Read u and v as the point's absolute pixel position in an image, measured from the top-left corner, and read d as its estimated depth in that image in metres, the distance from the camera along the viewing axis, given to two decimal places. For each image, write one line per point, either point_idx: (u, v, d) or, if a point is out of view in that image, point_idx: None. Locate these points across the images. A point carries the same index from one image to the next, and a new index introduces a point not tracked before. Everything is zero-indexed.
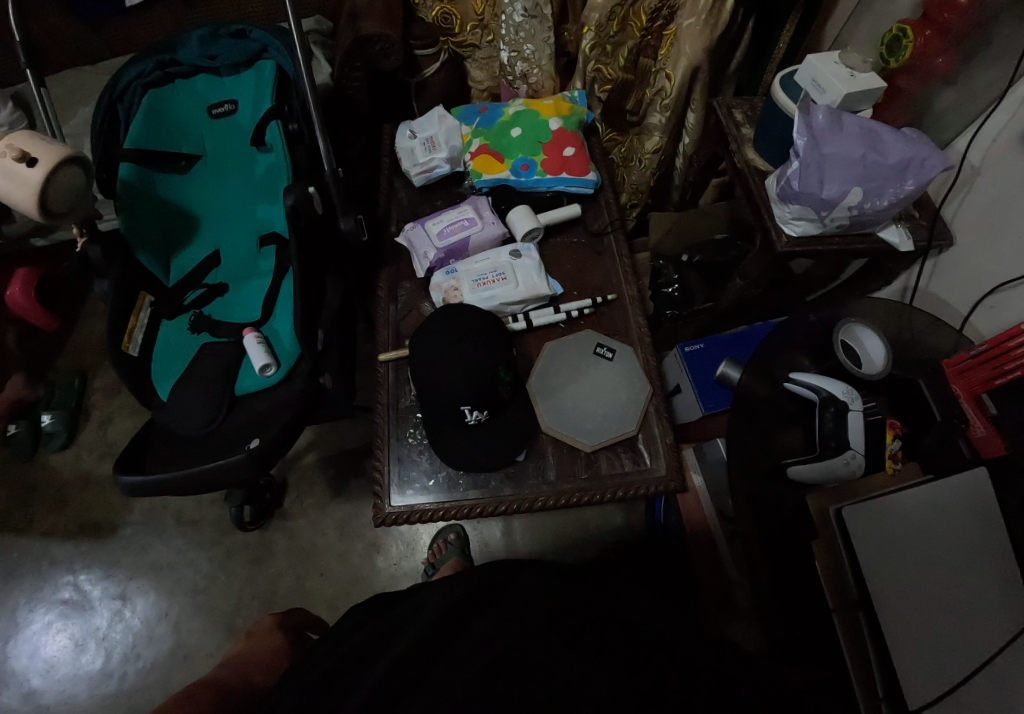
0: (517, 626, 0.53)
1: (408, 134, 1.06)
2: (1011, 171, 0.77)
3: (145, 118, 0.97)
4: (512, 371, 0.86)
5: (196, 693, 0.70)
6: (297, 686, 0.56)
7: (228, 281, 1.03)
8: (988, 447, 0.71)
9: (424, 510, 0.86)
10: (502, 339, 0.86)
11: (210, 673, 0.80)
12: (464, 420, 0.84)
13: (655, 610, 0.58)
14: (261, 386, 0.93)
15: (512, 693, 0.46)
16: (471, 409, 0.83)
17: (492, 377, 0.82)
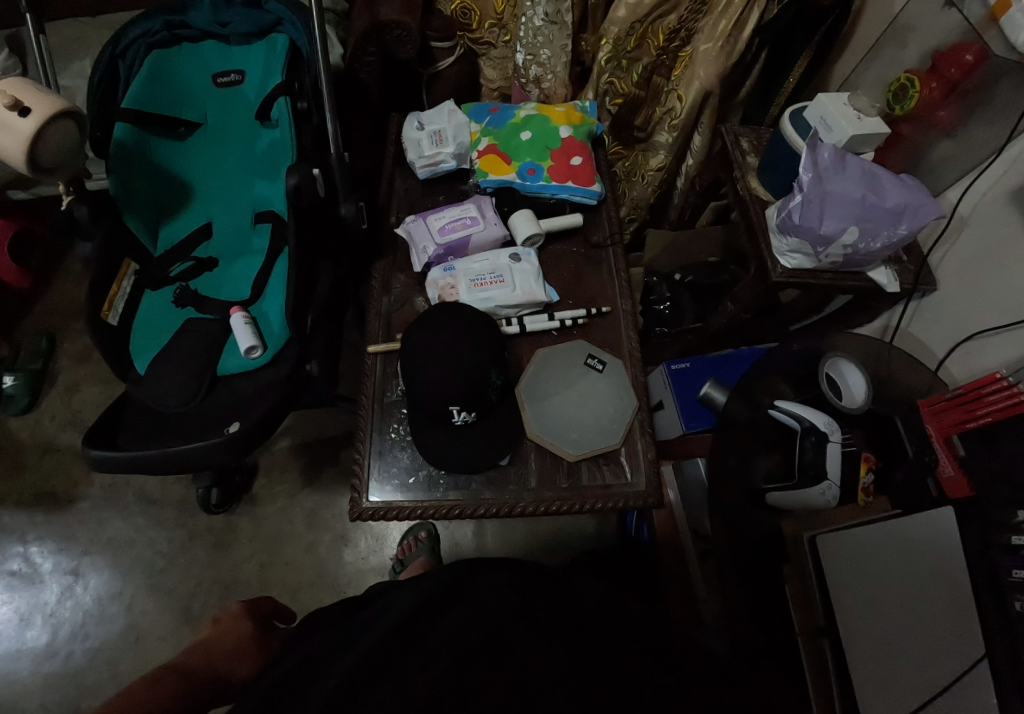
0: (494, 617, 0.53)
1: (416, 125, 1.04)
2: (997, 226, 0.81)
3: (148, 78, 0.93)
4: (504, 375, 0.87)
5: (164, 677, 0.68)
6: (264, 681, 0.55)
7: (218, 256, 1.01)
8: (955, 488, 0.70)
9: (403, 507, 0.85)
10: (496, 341, 0.86)
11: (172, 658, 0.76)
12: (452, 421, 0.84)
13: (635, 623, 0.58)
14: (244, 368, 0.91)
15: (486, 687, 0.46)
16: (459, 411, 0.82)
17: (484, 379, 0.82)
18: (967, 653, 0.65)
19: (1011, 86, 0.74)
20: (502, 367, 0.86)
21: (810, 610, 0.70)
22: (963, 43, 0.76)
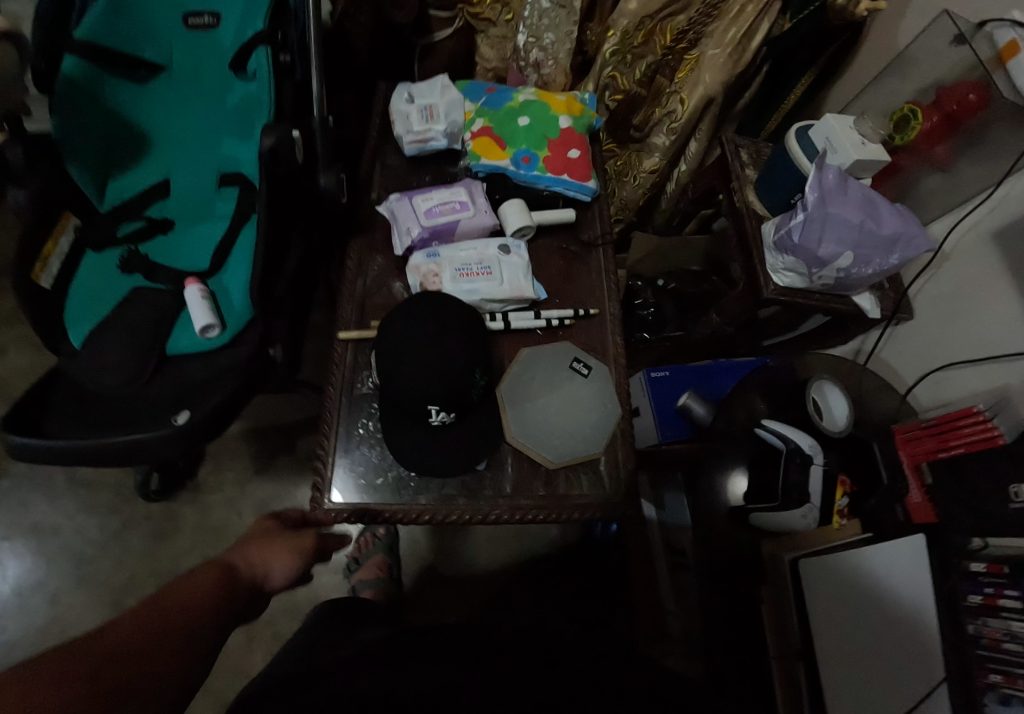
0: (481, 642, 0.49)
1: (405, 97, 0.97)
2: (976, 266, 0.85)
3: (106, 7, 0.80)
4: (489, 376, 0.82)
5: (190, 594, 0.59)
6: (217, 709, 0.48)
7: (174, 218, 0.91)
8: (921, 514, 0.73)
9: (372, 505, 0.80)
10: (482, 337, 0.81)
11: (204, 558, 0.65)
12: (429, 421, 0.79)
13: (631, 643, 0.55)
14: (197, 348, 0.82)
15: None
16: (439, 410, 0.77)
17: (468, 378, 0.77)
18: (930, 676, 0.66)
19: (1006, 129, 0.76)
20: (486, 367, 0.81)
21: (788, 635, 0.77)
22: (966, 82, 0.77)
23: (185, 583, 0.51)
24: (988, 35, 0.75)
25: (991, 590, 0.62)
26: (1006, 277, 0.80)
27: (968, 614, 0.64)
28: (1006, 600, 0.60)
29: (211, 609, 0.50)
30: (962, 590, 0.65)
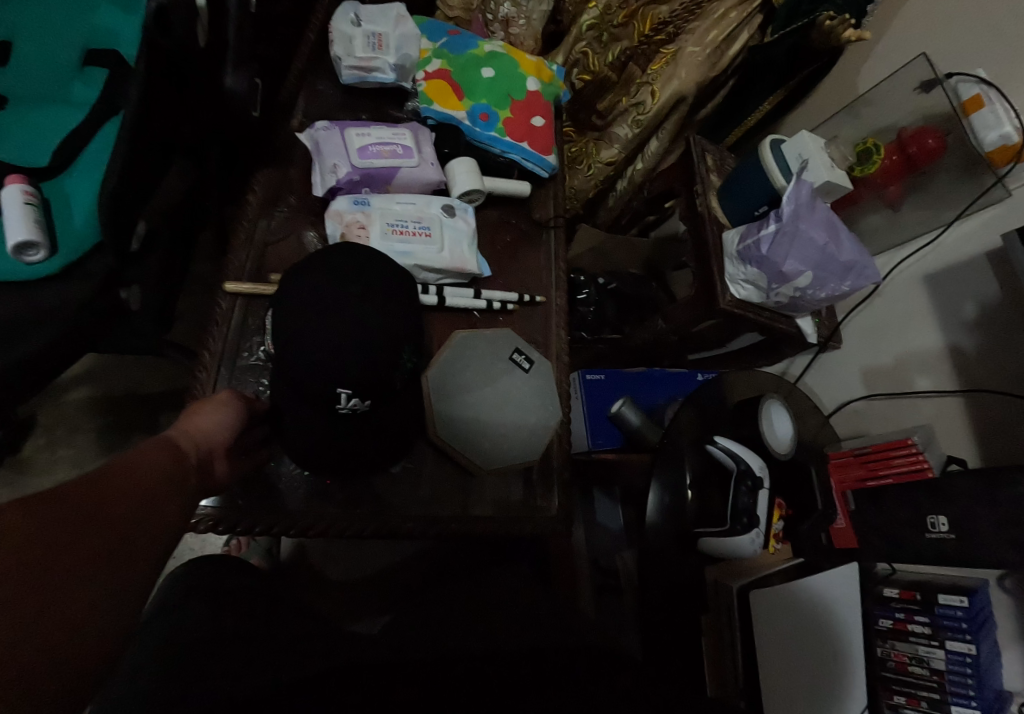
0: None
1: (350, 18, 0.80)
2: (908, 303, 0.90)
3: None
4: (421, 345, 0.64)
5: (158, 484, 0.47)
6: None
7: (9, 95, 0.67)
8: (843, 538, 0.79)
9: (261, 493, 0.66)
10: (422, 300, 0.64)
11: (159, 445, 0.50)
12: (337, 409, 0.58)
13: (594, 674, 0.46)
14: (13, 275, 0.60)
15: None
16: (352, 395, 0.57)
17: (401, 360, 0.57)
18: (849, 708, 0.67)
19: (949, 177, 0.81)
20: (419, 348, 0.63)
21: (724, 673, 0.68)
22: (925, 129, 0.79)
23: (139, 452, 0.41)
24: (952, 87, 0.79)
25: (902, 615, 0.77)
26: (932, 319, 0.86)
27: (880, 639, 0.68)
28: (915, 625, 0.76)
29: (174, 477, 0.40)
30: (875, 614, 0.81)
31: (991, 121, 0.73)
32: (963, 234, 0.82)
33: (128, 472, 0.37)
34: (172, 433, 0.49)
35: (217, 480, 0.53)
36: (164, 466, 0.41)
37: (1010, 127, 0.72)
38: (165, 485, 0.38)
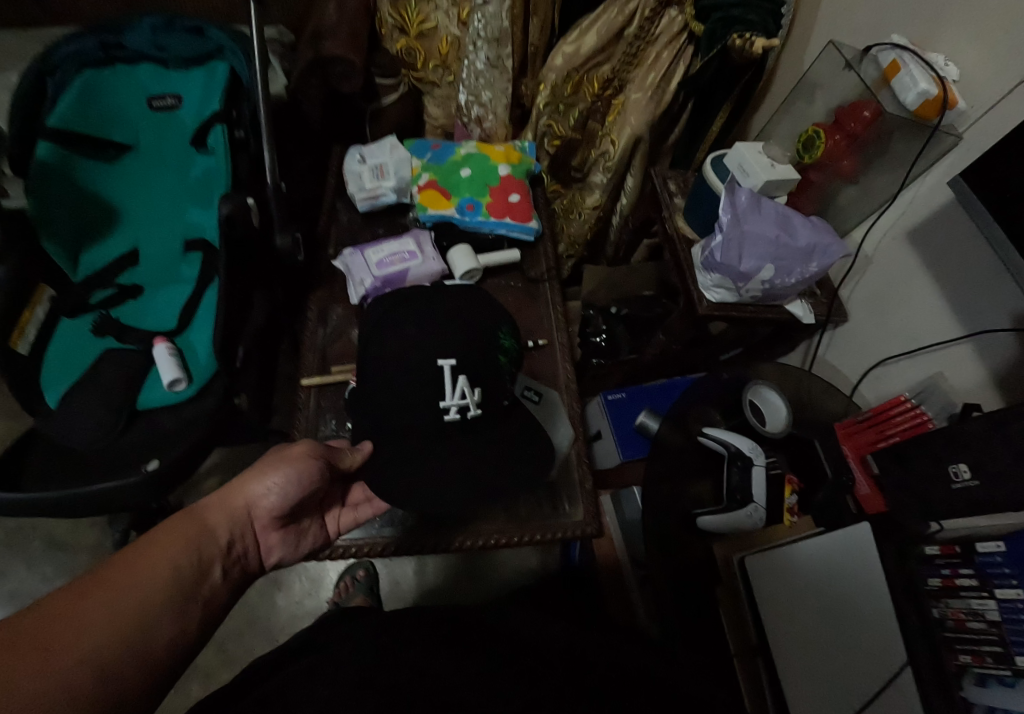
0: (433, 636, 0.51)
1: (357, 159, 1.05)
2: (897, 266, 0.88)
3: (77, 98, 0.90)
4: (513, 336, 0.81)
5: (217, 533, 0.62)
6: None
7: (144, 284, 0.96)
8: (870, 503, 0.81)
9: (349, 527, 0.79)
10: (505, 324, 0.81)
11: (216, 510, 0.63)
12: (447, 422, 0.69)
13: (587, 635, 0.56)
14: (167, 402, 0.86)
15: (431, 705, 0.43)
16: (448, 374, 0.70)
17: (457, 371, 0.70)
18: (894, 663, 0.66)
19: (905, 138, 0.81)
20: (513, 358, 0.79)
21: (744, 632, 0.77)
22: (861, 102, 0.82)
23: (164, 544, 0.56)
24: (873, 58, 0.82)
25: (948, 571, 0.67)
26: (926, 274, 0.83)
27: (932, 598, 0.68)
28: (963, 579, 0.65)
29: (183, 565, 0.55)
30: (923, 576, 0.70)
31: (907, 82, 0.74)
32: (933, 186, 0.81)
33: (144, 567, 0.52)
34: (221, 504, 0.64)
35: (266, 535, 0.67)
36: (188, 549, 0.57)
37: (926, 83, 0.73)
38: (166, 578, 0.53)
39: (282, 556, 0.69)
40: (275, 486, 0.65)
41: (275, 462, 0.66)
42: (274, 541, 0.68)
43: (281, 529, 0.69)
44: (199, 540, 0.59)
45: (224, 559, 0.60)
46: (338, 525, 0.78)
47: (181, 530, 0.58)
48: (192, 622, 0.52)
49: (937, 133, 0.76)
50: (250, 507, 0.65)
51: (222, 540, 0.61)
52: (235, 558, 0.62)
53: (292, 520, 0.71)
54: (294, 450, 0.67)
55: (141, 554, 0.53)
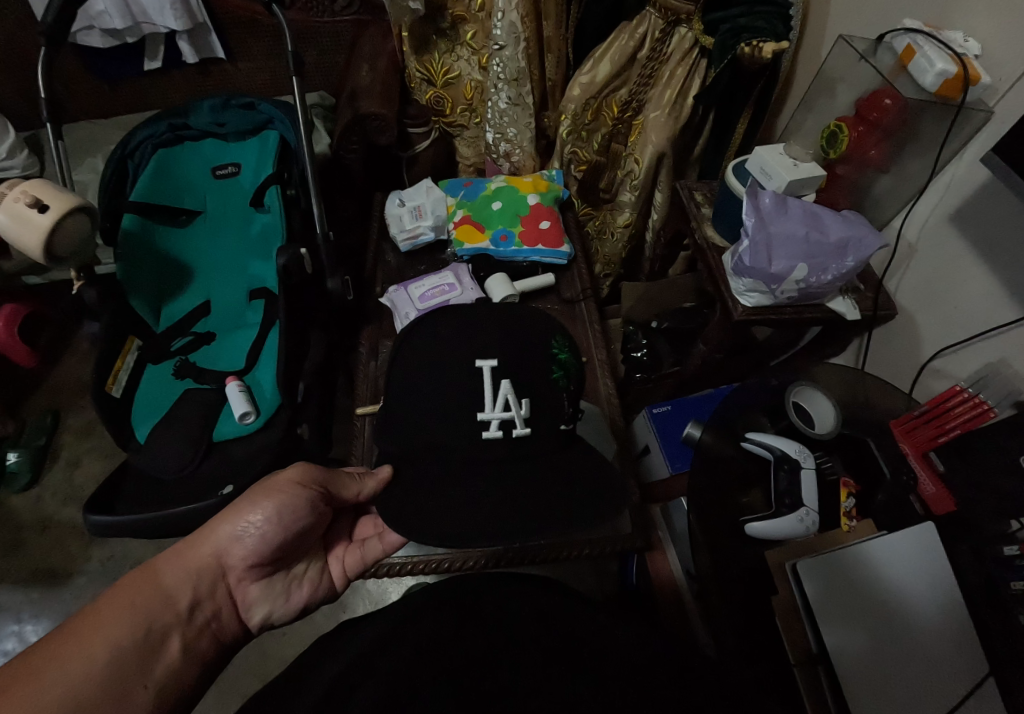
0: (475, 634, 0.53)
1: (397, 202, 1.13)
2: (944, 252, 0.84)
3: (153, 174, 1.04)
4: (568, 348, 0.79)
5: (175, 592, 0.61)
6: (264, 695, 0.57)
7: (216, 331, 1.07)
8: (940, 503, 0.75)
9: (354, 569, 0.78)
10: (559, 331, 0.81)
11: (174, 568, 0.63)
12: (482, 439, 0.69)
13: (620, 625, 0.57)
14: (239, 433, 0.95)
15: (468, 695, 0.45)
16: (489, 377, 0.71)
17: (498, 378, 0.71)
18: (974, 670, 0.64)
19: (932, 118, 0.79)
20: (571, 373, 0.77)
21: (801, 638, 0.69)
22: (881, 91, 0.82)
23: (115, 608, 0.57)
24: (888, 45, 0.82)
25: None
26: (974, 254, 0.79)
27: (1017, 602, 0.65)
28: None
29: (129, 634, 0.55)
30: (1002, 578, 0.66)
31: (924, 64, 0.74)
32: (968, 165, 0.78)
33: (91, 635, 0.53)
34: (186, 561, 0.64)
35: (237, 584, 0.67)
36: (136, 624, 0.56)
37: (943, 62, 0.71)
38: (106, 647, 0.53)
39: (260, 609, 0.68)
40: (241, 533, 0.66)
41: (247, 505, 0.67)
42: (251, 595, 0.68)
43: (261, 580, 0.69)
44: (151, 609, 0.58)
45: (183, 627, 0.60)
46: (343, 568, 0.77)
47: (133, 593, 0.59)
48: (134, 710, 0.52)
49: (964, 111, 0.75)
50: (219, 556, 0.66)
51: (182, 604, 0.61)
52: (197, 623, 0.62)
53: (275, 571, 0.71)
54: (272, 484, 0.69)
55: (88, 620, 0.54)
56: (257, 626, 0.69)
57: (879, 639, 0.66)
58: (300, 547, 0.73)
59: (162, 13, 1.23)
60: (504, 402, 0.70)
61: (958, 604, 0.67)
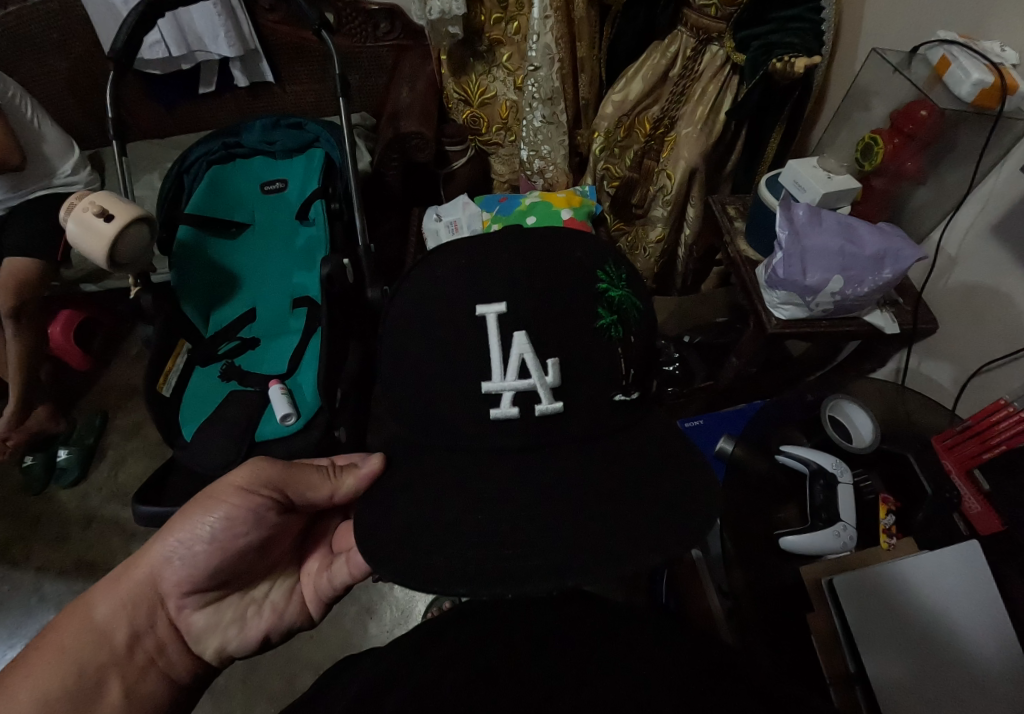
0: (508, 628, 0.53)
1: (434, 217, 1.18)
2: (987, 263, 0.82)
3: (207, 189, 1.11)
4: (620, 278, 0.62)
5: (113, 631, 0.62)
6: None
7: (260, 336, 1.12)
8: (984, 523, 0.75)
9: (324, 593, 0.72)
10: (607, 262, 0.61)
11: (109, 596, 0.63)
12: (491, 417, 0.56)
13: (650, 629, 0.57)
14: (280, 434, 0.99)
15: (505, 687, 0.46)
16: (495, 328, 0.55)
17: (509, 330, 0.55)
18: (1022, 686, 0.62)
19: (971, 129, 0.79)
20: (625, 320, 0.60)
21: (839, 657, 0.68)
22: (916, 101, 0.82)
23: (56, 645, 0.59)
24: (922, 58, 0.82)
25: None
26: (1017, 265, 0.77)
27: None
28: None
29: (64, 673, 0.57)
30: None
31: (959, 75, 0.73)
32: (1008, 175, 0.77)
33: (32, 672, 0.56)
34: (122, 588, 0.64)
35: (177, 609, 0.66)
36: (67, 669, 0.57)
37: (979, 72, 0.71)
38: (44, 684, 0.55)
39: (204, 632, 0.67)
40: (175, 553, 0.64)
41: (176, 527, 0.65)
42: (195, 623, 0.66)
43: (206, 607, 0.67)
44: (83, 651, 0.60)
45: (122, 667, 0.61)
46: (315, 589, 0.72)
47: (70, 628, 0.61)
48: None
49: (1002, 120, 0.74)
50: (155, 579, 0.65)
51: (119, 640, 0.62)
52: (138, 660, 0.62)
53: (222, 594, 0.68)
54: (215, 491, 0.66)
55: (28, 657, 0.57)
56: (210, 650, 0.67)
57: (920, 658, 0.64)
58: (252, 569, 0.69)
59: (217, 41, 1.32)
60: (519, 367, 0.55)
61: (1002, 617, 0.66)
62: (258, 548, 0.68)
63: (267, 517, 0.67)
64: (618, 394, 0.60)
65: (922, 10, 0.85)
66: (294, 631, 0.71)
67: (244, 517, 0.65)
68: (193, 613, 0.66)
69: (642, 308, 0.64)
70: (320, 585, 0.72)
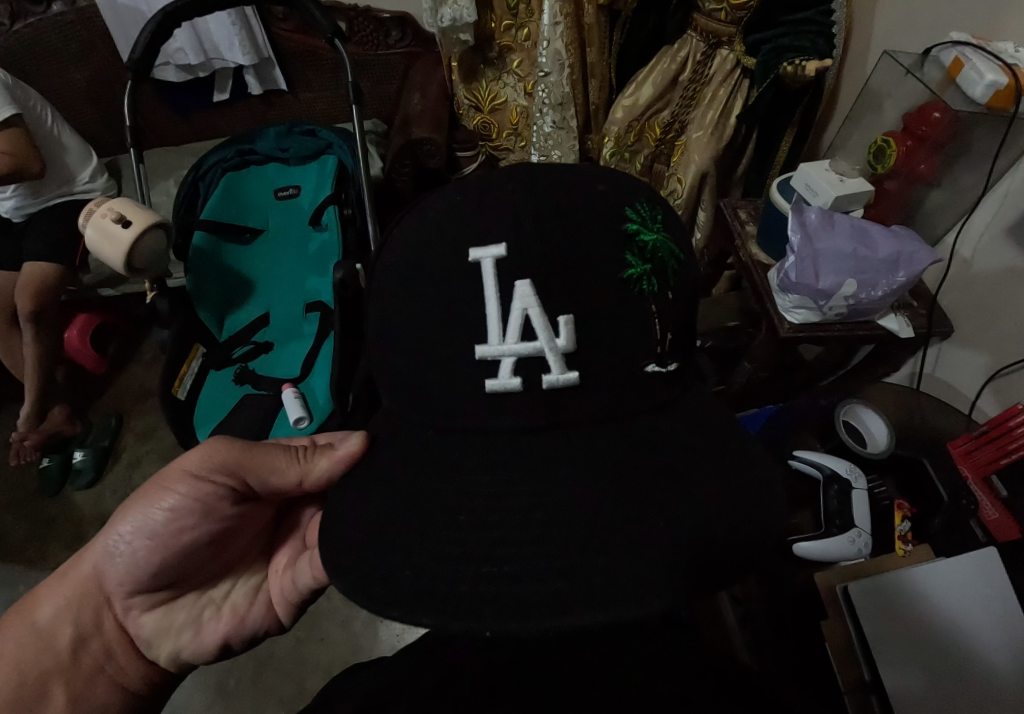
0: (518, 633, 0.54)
1: None
2: (1003, 263, 0.81)
3: (222, 194, 1.13)
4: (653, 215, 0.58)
5: (53, 636, 0.63)
6: None
7: (274, 340, 1.13)
8: (1002, 530, 0.72)
9: (289, 594, 0.71)
10: (639, 202, 0.57)
11: (52, 597, 0.65)
12: (487, 389, 0.52)
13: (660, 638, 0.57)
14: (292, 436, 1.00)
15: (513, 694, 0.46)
16: (492, 273, 0.51)
17: (510, 280, 0.51)
18: None
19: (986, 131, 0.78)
20: (659, 272, 0.56)
21: (853, 664, 0.68)
22: (928, 104, 0.81)
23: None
24: (935, 59, 0.81)
25: None
26: None
27: None
28: None
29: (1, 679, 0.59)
30: None
31: (973, 76, 0.73)
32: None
33: None
34: (68, 587, 0.65)
35: (124, 608, 0.66)
36: (8, 674, 0.60)
37: (993, 73, 0.71)
38: None
39: (155, 634, 0.67)
40: (118, 551, 0.64)
41: (117, 523, 0.65)
42: (144, 625, 0.67)
43: (156, 608, 0.67)
44: (25, 654, 0.61)
45: (66, 672, 0.63)
46: (279, 589, 0.72)
47: (11, 629, 0.63)
48: None
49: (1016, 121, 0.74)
50: (101, 578, 0.65)
51: (62, 642, 0.63)
52: (83, 665, 0.64)
53: (173, 595, 0.68)
54: (161, 482, 0.65)
55: None
56: (166, 652, 0.68)
57: (937, 666, 0.64)
58: (205, 569, 0.69)
59: (232, 49, 1.34)
60: (523, 323, 0.50)
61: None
62: (210, 543, 0.67)
63: (218, 507, 0.66)
64: (652, 365, 0.55)
65: (934, 13, 0.84)
66: (258, 634, 0.71)
67: (189, 508, 0.64)
68: (142, 615, 0.67)
69: (680, 258, 0.60)
70: (285, 588, 0.71)
